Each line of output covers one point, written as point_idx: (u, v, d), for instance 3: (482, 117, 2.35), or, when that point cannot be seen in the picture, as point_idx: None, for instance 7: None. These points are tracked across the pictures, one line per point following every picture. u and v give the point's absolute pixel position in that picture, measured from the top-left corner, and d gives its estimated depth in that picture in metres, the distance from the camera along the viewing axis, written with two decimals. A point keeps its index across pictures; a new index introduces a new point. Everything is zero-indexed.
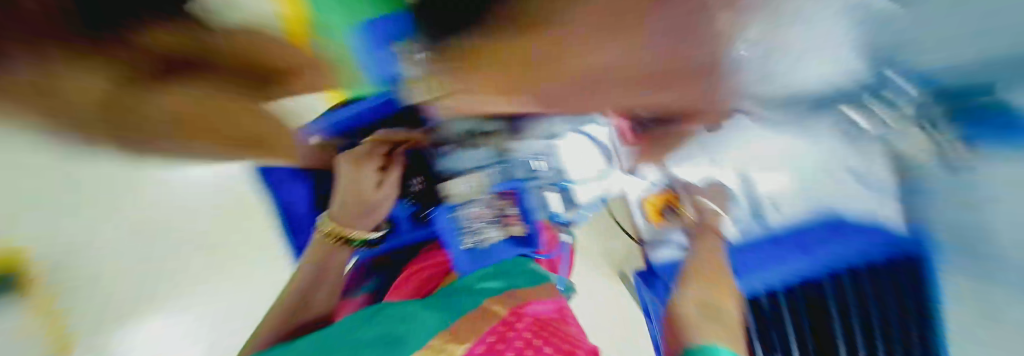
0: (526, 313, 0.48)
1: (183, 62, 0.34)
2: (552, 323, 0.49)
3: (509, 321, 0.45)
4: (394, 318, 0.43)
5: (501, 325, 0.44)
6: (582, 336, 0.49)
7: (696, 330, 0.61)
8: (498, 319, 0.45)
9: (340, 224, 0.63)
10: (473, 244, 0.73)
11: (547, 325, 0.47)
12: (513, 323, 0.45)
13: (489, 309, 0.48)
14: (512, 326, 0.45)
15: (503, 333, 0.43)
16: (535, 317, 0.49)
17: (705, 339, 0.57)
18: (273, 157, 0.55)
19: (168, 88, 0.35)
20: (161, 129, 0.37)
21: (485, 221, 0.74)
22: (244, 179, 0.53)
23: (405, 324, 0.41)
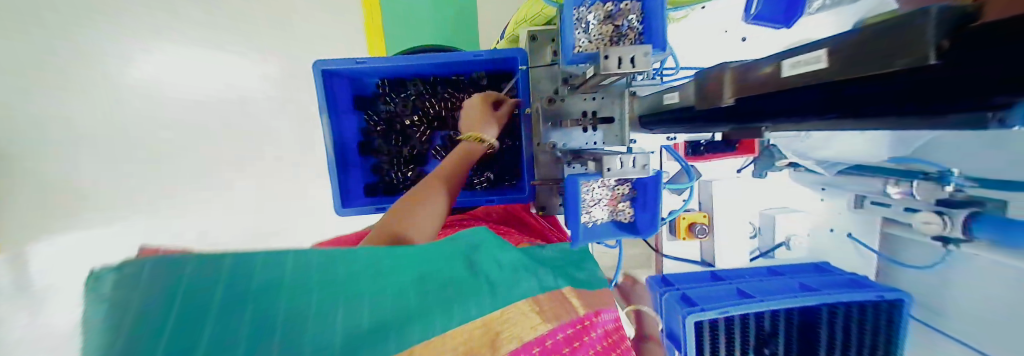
0: (601, 323, 0.34)
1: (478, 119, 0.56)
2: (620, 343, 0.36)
3: (585, 325, 0.33)
4: (491, 259, 0.34)
5: (580, 325, 0.32)
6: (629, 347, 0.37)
7: None
8: (577, 314, 0.33)
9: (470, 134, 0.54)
10: (592, 220, 0.40)
11: (616, 347, 0.35)
12: (590, 330, 0.33)
13: (568, 299, 0.35)
14: (586, 334, 0.33)
15: (575, 340, 0.31)
16: (608, 330, 0.35)
17: None
18: (345, 62, 0.58)
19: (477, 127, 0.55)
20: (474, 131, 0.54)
21: (603, 198, 0.40)
22: (325, 66, 0.57)
23: (502, 280, 0.32)
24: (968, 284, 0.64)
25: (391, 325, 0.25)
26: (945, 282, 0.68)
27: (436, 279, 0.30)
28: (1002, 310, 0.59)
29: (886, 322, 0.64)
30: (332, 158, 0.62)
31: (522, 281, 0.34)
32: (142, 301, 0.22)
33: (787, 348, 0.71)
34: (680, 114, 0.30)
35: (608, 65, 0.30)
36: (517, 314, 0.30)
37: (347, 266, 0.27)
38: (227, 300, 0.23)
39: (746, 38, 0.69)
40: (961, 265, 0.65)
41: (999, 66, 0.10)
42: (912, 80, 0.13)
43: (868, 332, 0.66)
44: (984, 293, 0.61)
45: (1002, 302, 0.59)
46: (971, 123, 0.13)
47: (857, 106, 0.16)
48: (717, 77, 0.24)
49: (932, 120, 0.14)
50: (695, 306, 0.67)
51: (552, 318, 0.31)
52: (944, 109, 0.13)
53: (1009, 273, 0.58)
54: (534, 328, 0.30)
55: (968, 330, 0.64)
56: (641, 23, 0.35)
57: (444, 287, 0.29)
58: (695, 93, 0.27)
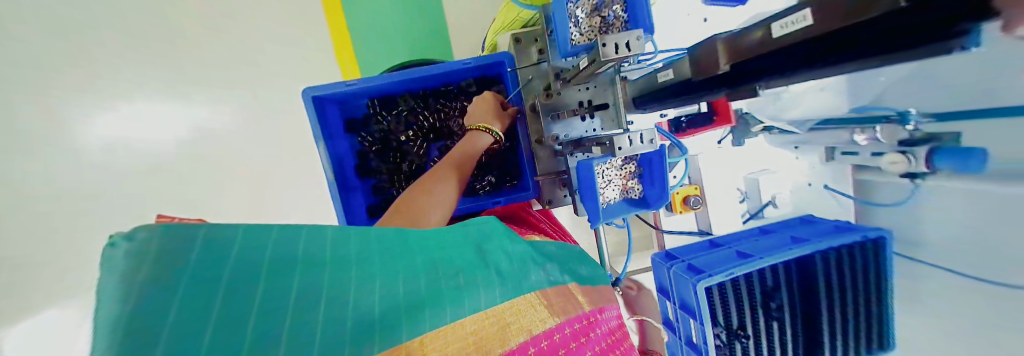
0: (604, 320, 0.37)
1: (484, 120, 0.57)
2: (624, 341, 0.38)
3: (591, 321, 0.35)
4: (499, 253, 0.37)
5: (587, 321, 0.35)
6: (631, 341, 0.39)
7: None
8: (582, 310, 0.36)
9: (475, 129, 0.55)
10: (609, 199, 0.42)
11: (620, 345, 0.37)
12: (596, 325, 0.35)
13: (570, 294, 0.38)
14: (592, 330, 0.34)
15: (581, 335, 0.33)
16: (611, 328, 0.38)
17: None
18: (331, 85, 0.58)
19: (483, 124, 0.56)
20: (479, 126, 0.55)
21: (615, 179, 0.42)
22: (313, 92, 0.57)
23: (510, 275, 0.35)
24: (936, 214, 0.71)
25: (404, 314, 0.25)
26: (917, 215, 0.75)
27: (450, 271, 0.31)
28: (972, 231, 0.66)
29: (874, 259, 0.71)
30: (332, 183, 0.61)
31: (531, 276, 0.36)
32: (153, 271, 0.17)
33: (790, 301, 0.76)
34: (679, 87, 0.33)
35: (608, 52, 0.33)
36: (525, 307, 0.32)
37: (363, 249, 0.28)
38: (238, 275, 0.20)
39: (707, 19, 0.74)
40: (929, 197, 0.72)
41: (946, 6, 0.13)
42: (879, 25, 0.16)
43: (860, 270, 0.72)
44: (953, 220, 0.68)
45: (970, 223, 0.66)
46: (932, 55, 0.16)
47: (838, 53, 0.19)
48: (710, 48, 0.27)
49: (901, 58, 0.17)
50: (701, 273, 0.70)
51: (559, 313, 0.33)
52: (903, 43, 0.16)
53: (972, 196, 0.64)
54: (541, 325, 0.31)
55: (947, 256, 0.71)
56: (626, 12, 0.39)
57: (456, 277, 0.30)
58: (690, 68, 0.31)
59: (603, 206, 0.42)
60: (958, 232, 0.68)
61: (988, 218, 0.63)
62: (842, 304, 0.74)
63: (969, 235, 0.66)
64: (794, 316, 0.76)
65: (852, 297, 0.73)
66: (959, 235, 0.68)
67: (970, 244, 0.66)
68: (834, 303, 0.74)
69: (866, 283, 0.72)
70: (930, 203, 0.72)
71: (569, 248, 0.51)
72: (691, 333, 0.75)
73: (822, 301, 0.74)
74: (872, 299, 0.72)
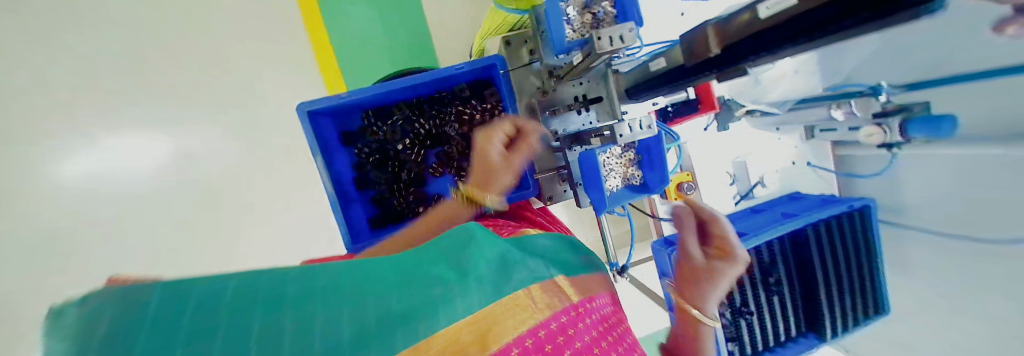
0: (596, 308, 0.36)
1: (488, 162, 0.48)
2: (618, 327, 0.36)
3: (578, 312, 0.33)
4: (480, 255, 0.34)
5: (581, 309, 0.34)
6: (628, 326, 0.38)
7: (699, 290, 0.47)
8: (568, 303, 0.33)
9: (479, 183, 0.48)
10: (612, 185, 0.45)
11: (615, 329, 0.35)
12: (583, 316, 0.32)
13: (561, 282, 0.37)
14: (579, 322, 0.32)
15: (569, 328, 0.30)
16: (602, 314, 0.36)
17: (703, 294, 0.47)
18: (324, 97, 0.57)
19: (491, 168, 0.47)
20: (486, 171, 0.47)
21: (616, 165, 0.45)
22: (307, 107, 0.56)
23: (495, 273, 0.32)
24: (916, 178, 0.76)
25: (388, 332, 0.22)
26: (900, 180, 0.80)
27: (426, 277, 0.28)
28: (950, 192, 0.70)
29: (861, 227, 0.75)
30: (333, 196, 0.60)
31: (517, 271, 0.33)
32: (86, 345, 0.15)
33: (787, 274, 0.79)
34: (673, 73, 0.35)
35: (602, 46, 0.34)
36: (520, 304, 0.30)
37: (335, 273, 0.24)
38: (189, 325, 0.17)
39: (684, 13, 0.77)
40: (908, 163, 0.76)
41: None
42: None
43: (851, 237, 0.76)
44: (932, 182, 0.73)
45: (948, 184, 0.70)
46: (905, 22, 0.18)
47: (817, 29, 0.21)
48: (700, 35, 0.29)
49: (880, 28, 0.19)
50: None
51: (543, 308, 0.31)
52: (872, 15, 0.18)
53: (948, 159, 0.69)
54: (526, 323, 0.28)
55: (929, 217, 0.75)
56: (614, 7, 0.41)
57: (433, 284, 0.27)
58: (683, 54, 0.32)
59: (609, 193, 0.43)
60: (937, 194, 0.72)
61: (965, 177, 0.67)
62: (837, 273, 0.77)
63: (947, 195, 0.71)
64: (793, 286, 0.80)
65: (844, 265, 0.77)
66: (939, 196, 0.72)
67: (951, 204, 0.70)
68: (829, 273, 0.77)
69: (857, 251, 0.76)
70: (909, 168, 0.77)
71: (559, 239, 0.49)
72: None
73: (817, 272, 0.77)
74: (864, 265, 0.76)
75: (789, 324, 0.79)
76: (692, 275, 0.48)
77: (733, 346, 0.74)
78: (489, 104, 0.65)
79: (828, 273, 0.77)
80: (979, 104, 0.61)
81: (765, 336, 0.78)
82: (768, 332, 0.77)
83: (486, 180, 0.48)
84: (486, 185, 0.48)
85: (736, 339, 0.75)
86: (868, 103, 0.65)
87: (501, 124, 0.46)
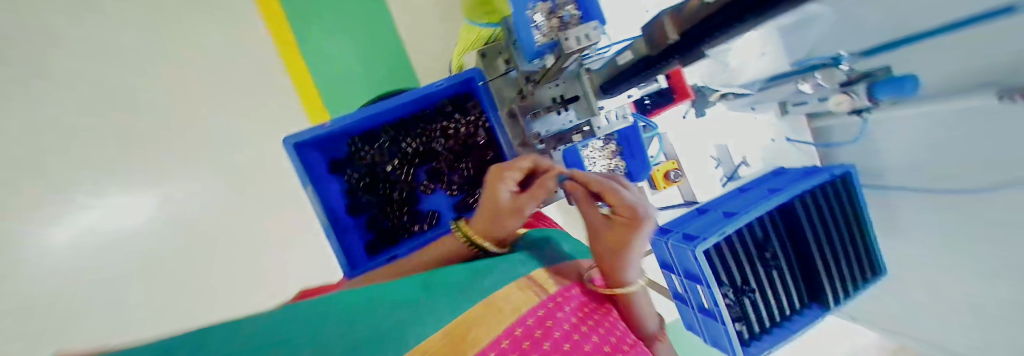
0: (573, 296, 0.35)
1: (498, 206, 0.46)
2: (600, 315, 0.36)
3: (556, 302, 0.32)
4: (439, 282, 0.33)
5: (559, 300, 0.33)
6: (614, 315, 0.38)
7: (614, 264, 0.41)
8: (543, 296, 0.32)
9: (483, 228, 0.47)
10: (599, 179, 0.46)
11: (592, 315, 0.34)
12: (560, 305, 0.32)
13: (535, 280, 0.36)
14: (558, 311, 0.31)
15: (548, 319, 0.29)
16: (581, 302, 0.35)
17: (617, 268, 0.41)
18: (307, 128, 0.57)
19: (502, 211, 0.46)
20: (496, 213, 0.46)
21: None
22: (292, 141, 0.57)
23: (456, 291, 0.31)
24: (889, 139, 0.80)
25: (371, 345, 0.20)
26: (875, 142, 0.83)
27: (387, 306, 0.26)
28: (921, 148, 0.74)
29: (847, 193, 0.79)
30: (327, 224, 0.60)
31: (483, 282, 0.33)
32: None
33: (784, 248, 0.80)
34: (638, 65, 0.38)
35: (570, 46, 0.36)
36: (496, 309, 0.29)
37: (293, 320, 0.22)
38: None
39: (649, 10, 0.80)
40: (880, 125, 0.81)
41: None
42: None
43: (840, 204, 0.79)
44: (904, 141, 0.77)
45: (919, 141, 0.74)
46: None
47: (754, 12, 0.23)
48: (657, 27, 0.31)
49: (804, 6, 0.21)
50: (697, 239, 0.73)
51: (517, 307, 0.29)
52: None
53: (913, 117, 0.73)
54: (503, 322, 0.27)
55: (908, 174, 0.78)
56: (579, 9, 0.43)
57: (398, 309, 0.26)
58: (646, 46, 0.35)
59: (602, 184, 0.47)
60: (911, 152, 0.76)
61: (930, 133, 0.71)
62: (832, 241, 0.79)
63: (920, 151, 0.74)
64: (791, 263, 0.80)
65: (837, 233, 0.79)
66: (913, 154, 0.76)
67: (925, 160, 0.74)
68: (824, 243, 0.78)
69: (846, 216, 0.79)
70: (882, 130, 0.81)
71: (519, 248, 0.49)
72: (702, 300, 0.77)
73: (812, 243, 0.79)
74: (855, 229, 0.79)
75: (792, 299, 0.80)
76: (608, 260, 0.41)
77: (740, 326, 0.76)
78: (473, 117, 0.67)
79: (822, 244, 0.78)
80: (930, 64, 0.65)
81: (771, 312, 0.78)
82: (773, 307, 0.78)
83: (493, 224, 0.47)
84: (494, 226, 0.46)
85: (742, 319, 0.76)
86: (832, 73, 0.68)
87: (515, 166, 0.45)
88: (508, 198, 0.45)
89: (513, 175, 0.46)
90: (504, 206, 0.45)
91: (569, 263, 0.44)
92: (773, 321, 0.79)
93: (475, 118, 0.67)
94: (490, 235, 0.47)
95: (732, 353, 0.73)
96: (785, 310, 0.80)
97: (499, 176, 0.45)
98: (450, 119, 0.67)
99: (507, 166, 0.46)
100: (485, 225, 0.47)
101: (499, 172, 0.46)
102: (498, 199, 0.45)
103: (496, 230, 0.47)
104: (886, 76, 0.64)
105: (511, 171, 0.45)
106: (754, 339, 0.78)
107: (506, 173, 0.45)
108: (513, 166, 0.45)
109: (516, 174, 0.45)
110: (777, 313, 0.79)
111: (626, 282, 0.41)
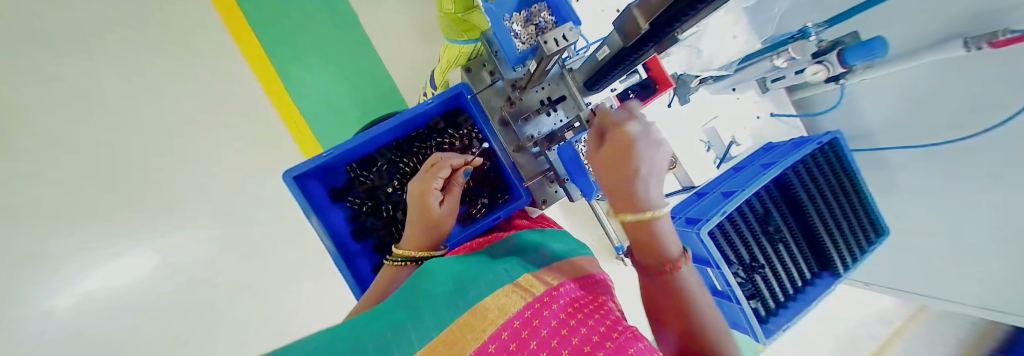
0: (563, 294, 0.33)
1: (425, 217, 0.48)
2: (596, 306, 0.33)
3: (542, 301, 0.31)
4: (423, 294, 0.33)
5: (543, 300, 0.31)
6: (611, 306, 0.35)
7: (617, 186, 0.39)
8: (530, 298, 0.32)
9: (416, 241, 0.49)
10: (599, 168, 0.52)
11: (588, 307, 0.32)
12: (546, 305, 0.30)
13: (522, 287, 0.35)
14: (545, 310, 0.29)
15: (534, 318, 0.28)
16: (572, 298, 0.33)
17: (621, 192, 0.39)
18: (303, 159, 0.58)
19: (430, 220, 0.49)
20: (426, 224, 0.49)
21: None
22: (293, 174, 0.58)
23: (435, 302, 0.31)
24: (865, 99, 0.85)
25: None
26: (853, 103, 0.88)
27: (368, 333, 0.26)
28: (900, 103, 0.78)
29: (835, 159, 0.81)
30: (335, 253, 0.60)
31: (469, 291, 0.33)
32: None
33: (784, 220, 0.81)
34: (617, 59, 0.40)
35: (550, 48, 0.38)
36: (477, 318, 0.28)
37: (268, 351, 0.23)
38: None
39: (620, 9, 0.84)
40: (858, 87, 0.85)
41: None
42: None
43: (830, 170, 0.80)
44: (879, 99, 0.82)
45: (897, 96, 0.78)
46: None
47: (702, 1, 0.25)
48: (628, 18, 0.33)
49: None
50: (700, 222, 0.73)
51: (498, 316, 0.28)
52: None
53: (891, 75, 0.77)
54: (482, 333, 0.26)
55: (889, 130, 0.82)
56: (553, 15, 0.46)
57: (381, 333, 0.26)
58: (619, 38, 0.37)
59: (592, 175, 0.51)
60: (890, 108, 0.80)
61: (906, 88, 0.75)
62: (830, 206, 0.80)
63: (897, 106, 0.79)
64: (794, 233, 0.81)
65: (833, 198, 0.80)
66: (892, 110, 0.80)
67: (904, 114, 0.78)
68: (823, 209, 0.79)
69: (841, 182, 0.80)
70: (860, 91, 0.86)
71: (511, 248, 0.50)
72: (715, 283, 0.77)
73: (811, 212, 0.80)
74: (853, 193, 0.80)
75: (801, 271, 0.80)
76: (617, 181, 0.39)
77: (755, 304, 0.75)
78: (465, 130, 0.67)
79: (821, 211, 0.79)
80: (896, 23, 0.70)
81: (783, 286, 0.78)
82: (785, 280, 0.78)
83: (431, 234, 0.49)
84: (427, 236, 0.49)
85: (756, 296, 0.75)
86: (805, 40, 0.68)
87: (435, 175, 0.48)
88: (432, 208, 0.48)
89: (435, 186, 0.49)
90: (431, 216, 0.48)
91: (561, 264, 0.44)
92: (786, 295, 0.79)
93: (468, 131, 0.67)
94: (427, 245, 0.49)
95: (752, 334, 0.72)
96: (797, 282, 0.80)
97: (422, 187, 0.49)
98: (445, 135, 0.68)
99: (427, 178, 0.49)
100: (418, 238, 0.49)
101: (420, 184, 0.49)
102: (427, 207, 0.48)
103: (431, 240, 0.50)
104: (854, 43, 0.67)
105: (433, 181, 0.49)
106: (770, 315, 0.78)
107: (427, 184, 0.49)
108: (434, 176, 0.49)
109: (438, 184, 0.49)
110: (789, 287, 0.79)
111: (644, 211, 0.38)
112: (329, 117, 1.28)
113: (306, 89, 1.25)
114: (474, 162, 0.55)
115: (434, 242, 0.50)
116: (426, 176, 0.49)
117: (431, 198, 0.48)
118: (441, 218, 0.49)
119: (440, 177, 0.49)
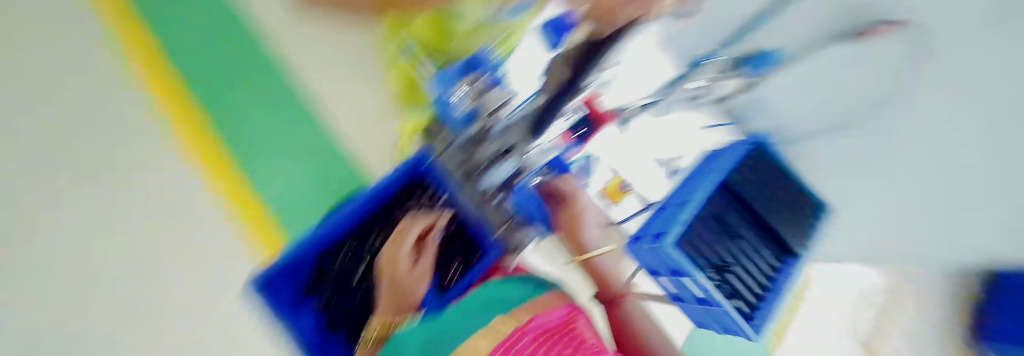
0: (537, 326, 0.41)
1: (397, 279, 0.56)
2: (563, 335, 0.41)
3: (518, 334, 0.39)
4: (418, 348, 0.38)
5: (518, 332, 0.39)
6: (585, 339, 0.43)
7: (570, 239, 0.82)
8: (508, 333, 0.38)
9: (392, 306, 0.54)
10: None
11: (557, 335, 0.40)
12: (518, 337, 0.38)
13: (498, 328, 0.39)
14: (519, 342, 0.37)
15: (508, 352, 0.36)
16: (546, 328, 0.42)
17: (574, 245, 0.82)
18: (255, 271, 0.51)
19: (402, 280, 0.57)
20: (401, 284, 0.56)
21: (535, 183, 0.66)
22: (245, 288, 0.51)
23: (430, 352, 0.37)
24: None
25: None
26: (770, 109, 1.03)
27: None
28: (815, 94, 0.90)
29: (760, 158, 0.92)
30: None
31: (447, 338, 0.39)
32: None
33: (737, 215, 0.84)
34: None
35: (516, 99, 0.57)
36: None
37: None
38: None
39: None
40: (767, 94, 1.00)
41: None
42: None
43: (756, 167, 0.91)
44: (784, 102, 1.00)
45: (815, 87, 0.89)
46: None
47: None
48: None
49: None
50: (665, 236, 0.74)
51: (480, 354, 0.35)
52: None
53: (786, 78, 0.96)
54: None
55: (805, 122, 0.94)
56: None
57: None
58: None
59: None
60: None
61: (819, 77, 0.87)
62: (770, 197, 0.88)
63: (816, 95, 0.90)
64: (749, 226, 0.85)
65: (768, 189, 0.89)
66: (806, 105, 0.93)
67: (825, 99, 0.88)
68: (764, 201, 0.86)
69: (772, 175, 0.91)
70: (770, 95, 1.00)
71: (499, 295, 0.50)
72: (694, 291, 0.78)
73: (757, 205, 0.85)
74: (784, 184, 0.91)
75: (766, 260, 0.82)
76: (573, 238, 0.81)
77: (738, 303, 0.75)
78: (434, 203, 0.61)
79: (764, 202, 0.86)
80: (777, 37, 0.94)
81: (756, 279, 0.80)
82: (756, 274, 0.80)
83: (404, 297, 0.56)
84: (402, 295, 0.56)
85: (735, 294, 0.76)
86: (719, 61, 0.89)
87: (400, 239, 0.56)
88: (403, 269, 0.57)
89: (403, 247, 0.57)
90: (403, 276, 0.57)
91: (543, 299, 0.47)
92: (765, 286, 0.80)
93: (438, 203, 0.61)
94: (403, 306, 0.55)
95: (744, 332, 0.74)
96: (767, 272, 0.82)
97: (393, 250, 0.56)
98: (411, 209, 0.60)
99: (399, 240, 0.57)
100: (394, 300, 0.55)
101: (392, 249, 0.57)
102: (398, 268, 0.56)
103: (407, 300, 0.56)
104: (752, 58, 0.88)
105: (401, 242, 0.57)
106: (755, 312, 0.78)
107: (396, 246, 0.57)
108: (404, 236, 0.57)
109: (406, 244, 0.57)
110: (762, 278, 0.80)
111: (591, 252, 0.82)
112: (272, 144, 0.75)
113: (205, 74, 0.69)
114: (442, 218, 0.62)
115: (410, 300, 0.56)
116: (396, 238, 0.57)
117: (401, 261, 0.57)
118: (411, 278, 0.58)
119: (408, 239, 0.57)
